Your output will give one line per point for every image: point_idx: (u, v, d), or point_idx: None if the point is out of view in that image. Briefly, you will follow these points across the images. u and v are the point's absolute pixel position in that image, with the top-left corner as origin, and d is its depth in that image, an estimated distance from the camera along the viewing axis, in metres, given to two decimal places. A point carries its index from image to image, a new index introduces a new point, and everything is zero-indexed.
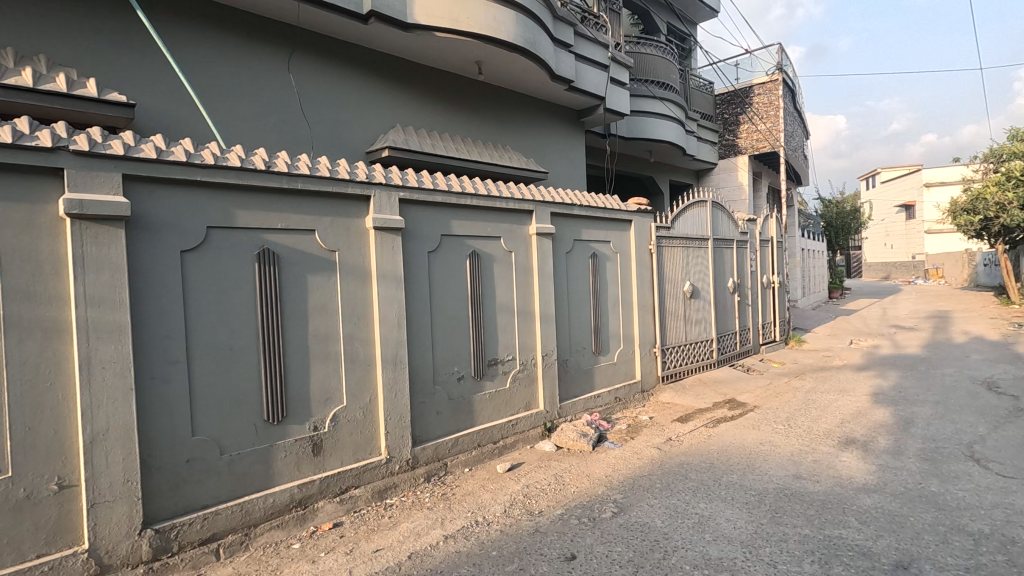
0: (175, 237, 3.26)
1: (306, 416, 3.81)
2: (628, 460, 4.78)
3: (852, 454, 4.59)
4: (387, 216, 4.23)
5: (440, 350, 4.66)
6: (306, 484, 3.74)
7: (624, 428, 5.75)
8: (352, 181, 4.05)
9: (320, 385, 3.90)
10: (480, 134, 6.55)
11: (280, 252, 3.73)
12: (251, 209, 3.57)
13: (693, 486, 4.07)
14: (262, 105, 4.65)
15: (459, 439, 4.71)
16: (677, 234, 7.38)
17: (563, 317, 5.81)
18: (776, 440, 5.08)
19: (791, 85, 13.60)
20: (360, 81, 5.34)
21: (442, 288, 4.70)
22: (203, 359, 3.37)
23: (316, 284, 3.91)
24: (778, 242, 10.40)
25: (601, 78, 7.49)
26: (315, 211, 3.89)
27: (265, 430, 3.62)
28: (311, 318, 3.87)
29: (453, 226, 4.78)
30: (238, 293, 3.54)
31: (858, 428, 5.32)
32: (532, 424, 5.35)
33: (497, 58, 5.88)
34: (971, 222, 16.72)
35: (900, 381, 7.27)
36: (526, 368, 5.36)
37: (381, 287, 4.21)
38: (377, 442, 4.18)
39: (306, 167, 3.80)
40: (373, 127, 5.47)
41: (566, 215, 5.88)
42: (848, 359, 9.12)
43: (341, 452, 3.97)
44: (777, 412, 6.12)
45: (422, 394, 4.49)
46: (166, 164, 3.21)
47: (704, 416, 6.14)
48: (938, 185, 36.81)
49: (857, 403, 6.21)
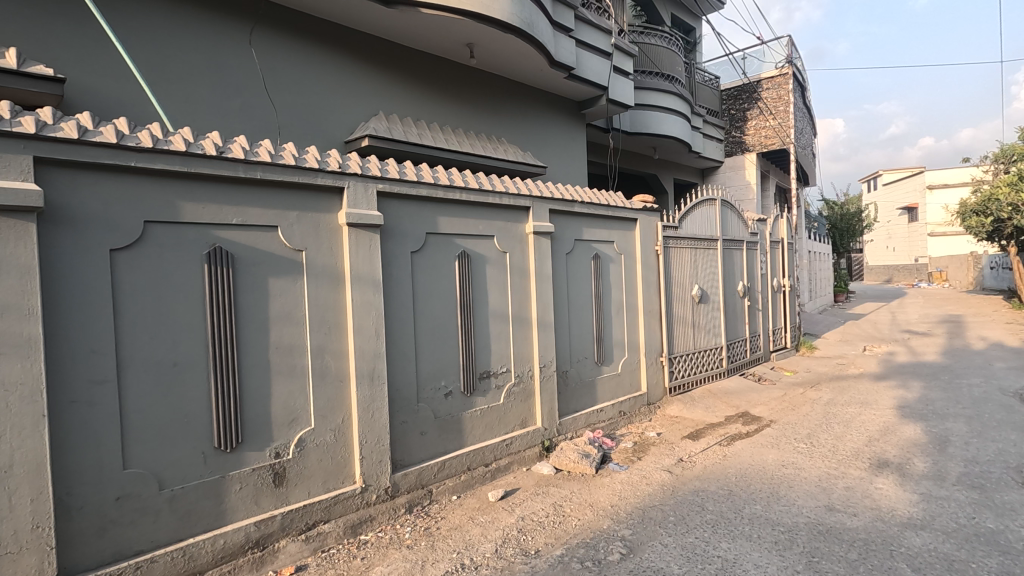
0: (103, 234, 2.76)
1: (266, 441, 3.30)
2: (635, 487, 4.24)
3: (888, 481, 4.07)
4: (363, 211, 3.73)
5: (424, 363, 4.14)
6: (264, 520, 3.22)
7: (631, 447, 5.22)
8: (322, 171, 3.55)
9: (284, 405, 3.39)
10: (472, 125, 6.05)
11: (236, 251, 3.22)
12: (200, 201, 3.06)
13: (712, 521, 3.55)
14: (226, 88, 4.17)
15: (446, 463, 4.18)
16: (684, 234, 6.87)
17: (563, 324, 5.30)
18: (800, 462, 4.57)
19: (800, 80, 13.09)
20: (338, 64, 4.86)
21: (426, 293, 4.19)
22: (140, 378, 2.85)
23: (279, 288, 3.39)
24: (788, 244, 9.91)
25: (603, 66, 6.98)
26: (278, 205, 3.38)
27: (215, 459, 3.10)
28: (272, 327, 3.36)
29: (440, 223, 4.27)
30: (184, 298, 3.02)
31: (889, 448, 4.80)
32: (528, 443, 4.83)
33: (490, 41, 5.40)
34: (984, 224, 16.18)
35: (925, 392, 6.74)
36: (522, 381, 4.84)
37: (356, 291, 3.69)
38: (352, 468, 3.67)
39: (266, 154, 3.29)
40: (353, 115, 4.99)
41: (566, 212, 5.37)
42: (865, 367, 8.58)
43: (308, 482, 3.46)
44: (797, 428, 5.60)
45: (403, 413, 3.97)
46: (92, 146, 2.70)
47: (717, 432, 5.63)
48: (941, 187, 36.44)
49: (883, 418, 5.69)
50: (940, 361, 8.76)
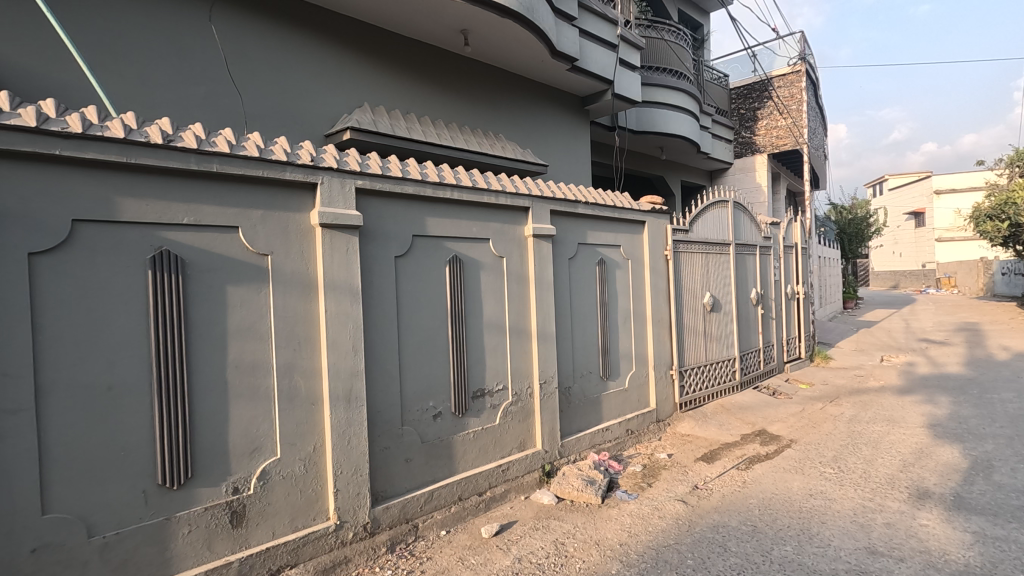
0: (20, 233, 2.33)
1: (221, 474, 2.85)
2: (646, 522, 3.77)
3: (934, 516, 3.60)
4: (339, 211, 3.29)
5: (409, 381, 3.70)
6: (218, 568, 2.77)
7: (640, 471, 4.76)
8: (291, 165, 3.10)
9: (244, 432, 2.94)
10: (468, 120, 5.65)
11: (188, 256, 2.78)
12: (143, 198, 2.63)
13: (737, 566, 3.10)
14: (189, 73, 3.79)
15: (434, 493, 3.73)
16: (695, 238, 6.42)
17: (565, 336, 4.85)
18: (829, 491, 4.10)
19: (813, 78, 12.66)
20: (318, 51, 4.47)
21: (412, 303, 3.75)
22: (66, 406, 2.42)
23: (238, 297, 2.95)
24: (802, 249, 9.45)
25: (609, 58, 6.55)
26: (239, 202, 2.95)
27: (159, 498, 2.65)
28: (231, 343, 2.92)
29: (429, 225, 3.83)
30: (122, 311, 2.58)
31: (927, 474, 4.34)
32: (527, 468, 4.37)
33: (486, 28, 5.00)
34: (999, 229, 15.70)
35: (956, 408, 6.25)
36: (520, 400, 4.39)
37: (331, 301, 3.25)
38: (325, 503, 3.22)
39: (225, 144, 2.86)
40: (334, 106, 4.59)
41: (569, 214, 4.93)
42: (885, 380, 8.08)
43: (272, 521, 3.00)
44: (821, 449, 5.12)
45: (385, 438, 3.52)
46: (6, 130, 2.27)
47: (734, 453, 5.16)
48: (948, 192, 35.95)
49: (915, 439, 5.21)
50: (965, 373, 8.26)
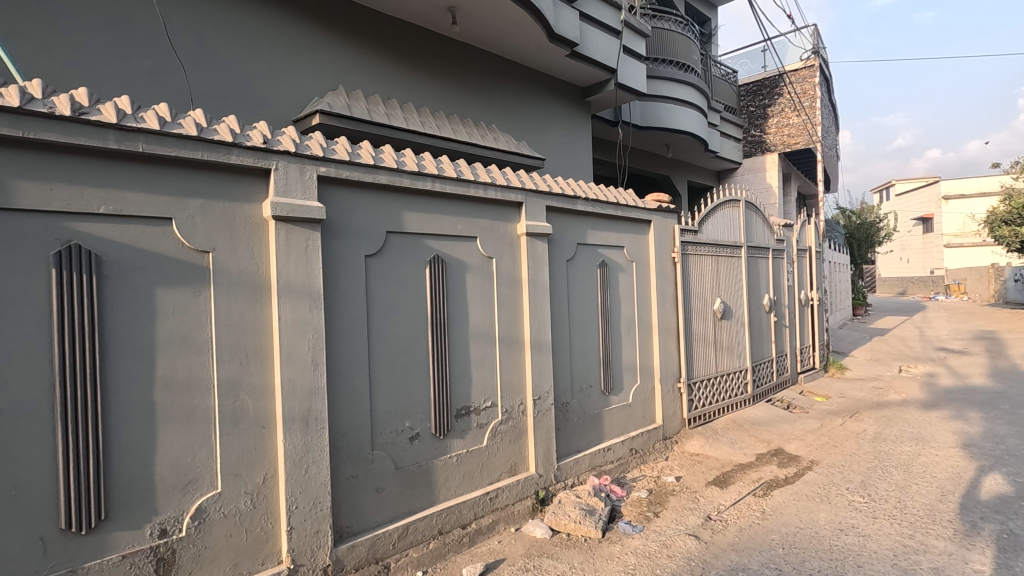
0: None
1: (144, 514, 2.37)
2: (653, 563, 3.28)
3: (988, 559, 3.09)
4: (297, 202, 2.82)
5: (381, 399, 3.23)
6: None
7: (645, 498, 4.27)
8: (239, 147, 2.65)
9: (175, 462, 2.47)
10: (457, 108, 5.22)
11: (106, 253, 2.32)
12: (46, 182, 2.18)
13: None
14: (132, 46, 3.40)
15: (410, 528, 3.24)
16: (704, 240, 5.94)
17: (563, 347, 4.38)
18: (860, 525, 3.61)
19: (826, 74, 12.23)
20: (285, 27, 4.08)
21: (385, 310, 3.28)
22: None
23: (171, 302, 2.49)
24: (816, 252, 8.95)
25: (610, 45, 6.11)
26: (174, 190, 2.49)
27: (62, 546, 2.18)
28: (161, 356, 2.45)
29: (405, 220, 3.37)
30: (16, 320, 2.11)
31: (971, 505, 3.83)
32: (518, 495, 3.89)
33: (476, 5, 4.59)
34: (1017, 235, 15.16)
35: (990, 426, 5.73)
36: (512, 418, 3.91)
37: (286, 306, 2.79)
38: (277, 542, 2.75)
39: (155, 120, 2.42)
40: (304, 90, 4.18)
41: (568, 211, 4.47)
42: (907, 393, 7.55)
43: (208, 568, 2.52)
44: (846, 473, 4.62)
45: (352, 465, 3.05)
46: None
47: (750, 476, 4.68)
48: (957, 199, 35.42)
49: (951, 462, 4.70)
50: (993, 387, 7.73)
